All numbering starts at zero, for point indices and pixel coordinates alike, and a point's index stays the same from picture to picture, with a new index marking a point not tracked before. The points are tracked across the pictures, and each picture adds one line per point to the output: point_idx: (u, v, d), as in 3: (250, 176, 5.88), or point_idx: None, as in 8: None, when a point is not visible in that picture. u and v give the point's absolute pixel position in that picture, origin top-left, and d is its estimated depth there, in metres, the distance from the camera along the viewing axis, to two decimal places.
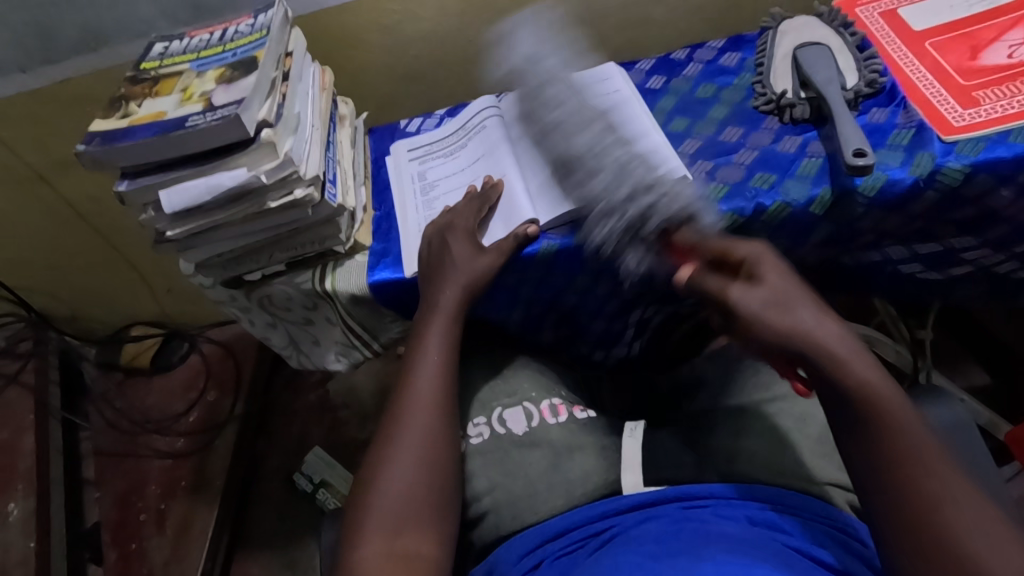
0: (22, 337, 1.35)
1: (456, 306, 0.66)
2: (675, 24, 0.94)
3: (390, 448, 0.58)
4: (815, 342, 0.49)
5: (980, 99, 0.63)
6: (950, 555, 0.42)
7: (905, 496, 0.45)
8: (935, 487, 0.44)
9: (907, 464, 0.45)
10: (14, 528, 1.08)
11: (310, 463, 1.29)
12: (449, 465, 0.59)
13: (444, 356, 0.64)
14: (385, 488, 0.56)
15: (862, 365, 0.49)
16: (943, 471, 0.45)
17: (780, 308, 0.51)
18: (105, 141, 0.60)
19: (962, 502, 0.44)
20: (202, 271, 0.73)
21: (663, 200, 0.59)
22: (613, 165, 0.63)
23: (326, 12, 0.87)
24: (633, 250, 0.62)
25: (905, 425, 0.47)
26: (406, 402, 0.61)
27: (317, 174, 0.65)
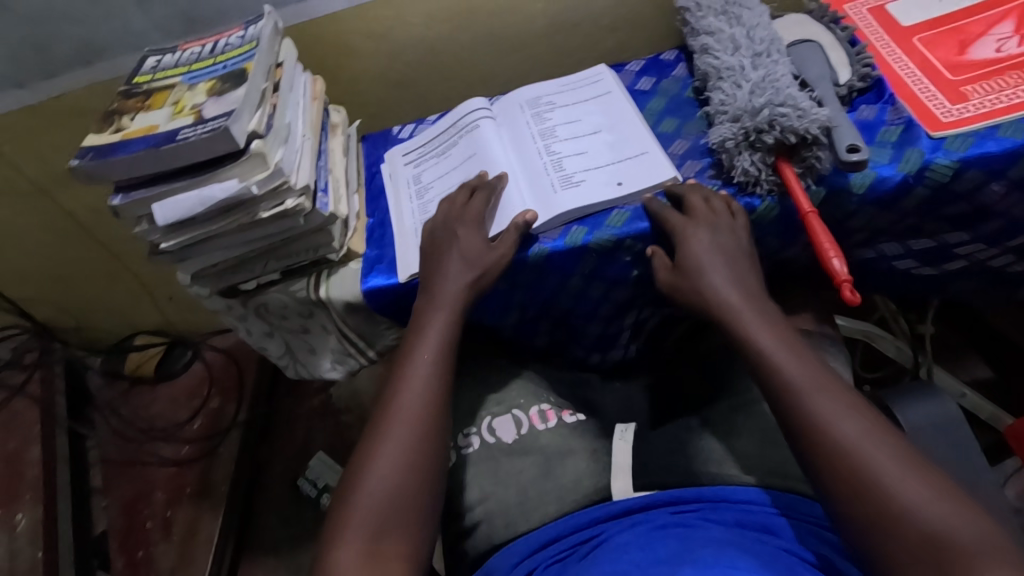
0: (28, 348, 1.37)
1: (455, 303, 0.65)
2: (666, 24, 0.94)
3: (377, 446, 0.57)
4: (723, 305, 0.57)
5: (969, 94, 0.63)
6: (870, 490, 0.44)
7: (817, 438, 0.47)
8: (833, 431, 0.47)
9: (801, 405, 0.49)
10: (22, 538, 1.09)
11: (313, 468, 1.31)
12: (439, 470, 0.57)
13: (439, 356, 0.63)
14: (370, 486, 0.54)
15: (769, 333, 0.54)
16: (845, 407, 0.48)
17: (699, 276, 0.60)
18: (97, 156, 0.61)
19: (871, 443, 0.46)
20: (197, 282, 0.73)
21: (780, 113, 0.62)
22: (761, 89, 0.66)
23: (317, 21, 0.87)
24: (745, 155, 0.64)
25: (806, 378, 0.50)
26: (393, 400, 0.60)
27: (308, 184, 0.66)
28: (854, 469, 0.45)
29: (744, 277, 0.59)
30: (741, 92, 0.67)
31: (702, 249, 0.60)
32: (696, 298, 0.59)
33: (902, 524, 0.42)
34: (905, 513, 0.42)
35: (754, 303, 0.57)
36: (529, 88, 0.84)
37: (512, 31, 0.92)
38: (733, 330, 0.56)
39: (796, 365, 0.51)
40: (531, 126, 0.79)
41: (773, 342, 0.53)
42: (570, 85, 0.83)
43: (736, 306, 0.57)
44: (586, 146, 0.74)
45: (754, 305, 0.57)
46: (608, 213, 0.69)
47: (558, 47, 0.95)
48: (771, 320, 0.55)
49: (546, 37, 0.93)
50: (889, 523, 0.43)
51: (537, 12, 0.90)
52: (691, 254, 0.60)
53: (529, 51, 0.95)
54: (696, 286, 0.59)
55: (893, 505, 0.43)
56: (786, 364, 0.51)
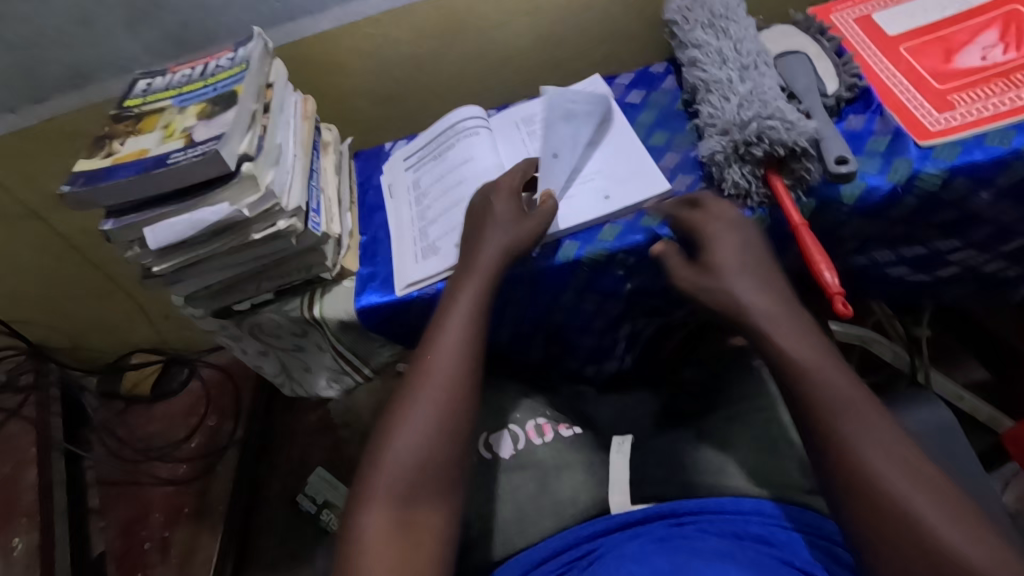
0: (23, 370, 1.35)
1: (494, 263, 0.64)
2: (655, 34, 0.95)
3: (409, 407, 0.56)
4: (749, 313, 0.56)
5: (955, 102, 0.63)
6: (893, 515, 0.45)
7: (843, 464, 0.48)
8: (864, 456, 0.47)
9: (828, 432, 0.49)
10: (19, 563, 1.08)
11: (312, 484, 1.30)
12: (469, 433, 0.56)
13: (474, 315, 0.61)
14: (398, 449, 0.54)
15: (792, 341, 0.54)
16: (879, 433, 0.48)
17: (725, 279, 0.58)
18: (88, 181, 0.61)
19: (897, 473, 0.46)
20: (191, 303, 0.73)
21: (767, 125, 0.62)
22: (749, 102, 0.66)
23: (306, 41, 0.87)
24: (734, 167, 0.64)
25: (841, 400, 0.50)
26: (427, 361, 0.59)
27: (300, 205, 0.66)
28: (879, 498, 0.46)
29: (773, 283, 0.58)
30: (729, 105, 0.67)
31: (727, 252, 0.59)
32: (722, 301, 0.58)
33: (921, 552, 0.44)
34: (931, 542, 0.43)
35: (783, 308, 0.56)
36: (523, 105, 0.85)
37: (501, 45, 0.92)
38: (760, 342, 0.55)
39: (834, 379, 0.51)
40: (526, 144, 0.80)
41: (809, 356, 0.53)
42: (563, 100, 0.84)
43: (762, 313, 0.56)
44: (579, 161, 0.75)
45: (786, 316, 0.56)
46: (600, 227, 0.69)
47: (547, 61, 0.95)
48: (800, 329, 0.55)
49: (535, 49, 0.94)
50: (908, 552, 0.44)
51: (526, 27, 0.91)
52: (717, 259, 0.59)
53: (519, 64, 0.95)
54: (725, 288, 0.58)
55: (916, 534, 0.44)
56: (823, 380, 0.51)
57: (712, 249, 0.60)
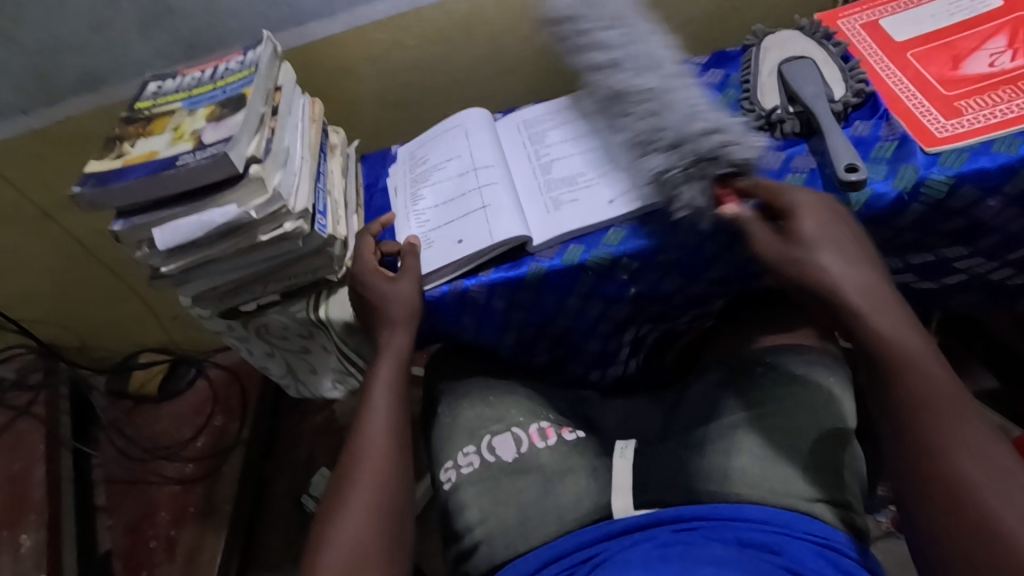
0: (34, 368, 1.36)
1: (399, 349, 0.68)
2: (661, 40, 0.95)
3: (351, 488, 0.60)
4: (843, 286, 0.55)
5: (963, 109, 0.63)
6: (959, 499, 0.45)
7: (915, 448, 0.49)
8: (944, 435, 0.48)
9: (932, 409, 0.49)
10: (26, 560, 1.09)
11: (316, 485, 1.31)
12: (397, 510, 0.60)
13: (392, 400, 0.67)
14: (339, 537, 0.56)
15: (884, 317, 0.53)
16: (957, 420, 0.48)
17: (816, 248, 0.56)
18: (99, 183, 0.62)
19: (965, 458, 0.46)
20: (198, 304, 0.74)
21: (723, 146, 0.64)
22: (674, 122, 0.66)
23: (315, 45, 0.88)
24: (693, 185, 0.63)
25: (925, 387, 0.50)
26: (362, 442, 0.63)
27: (306, 207, 0.66)
28: (956, 475, 0.46)
29: (866, 263, 0.56)
30: (677, 118, 0.67)
31: (814, 230, 0.57)
32: (811, 271, 0.56)
33: (982, 535, 0.44)
34: (996, 524, 0.43)
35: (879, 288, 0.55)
36: (526, 109, 0.86)
37: (508, 50, 0.93)
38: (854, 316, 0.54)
39: (916, 357, 0.51)
40: (528, 148, 0.81)
41: (897, 339, 0.52)
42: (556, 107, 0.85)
43: (857, 289, 0.54)
44: (581, 166, 0.76)
45: (877, 295, 0.54)
46: (605, 231, 0.69)
47: (554, 66, 0.96)
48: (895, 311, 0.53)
49: (542, 55, 0.94)
50: (970, 535, 0.44)
51: (533, 33, 0.91)
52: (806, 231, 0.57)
53: (527, 69, 0.96)
54: (812, 261, 0.56)
55: (982, 517, 0.44)
56: (911, 366, 0.51)
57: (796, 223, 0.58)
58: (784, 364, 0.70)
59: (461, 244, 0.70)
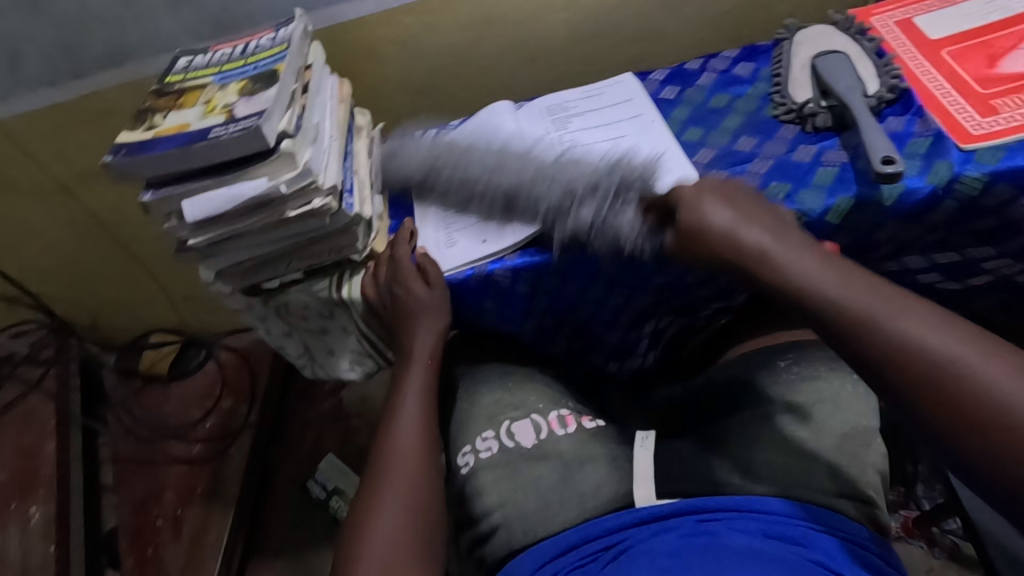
0: (45, 344, 1.37)
1: (429, 356, 0.71)
2: (688, 34, 0.95)
3: (384, 484, 0.61)
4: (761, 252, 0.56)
5: (999, 108, 0.62)
6: (955, 384, 0.44)
7: (874, 344, 0.48)
8: (912, 339, 0.47)
9: (868, 319, 0.49)
10: (35, 533, 1.09)
11: (323, 471, 1.30)
12: (430, 502, 0.61)
13: (422, 402, 0.69)
14: (377, 530, 0.57)
15: (801, 265, 0.54)
16: (902, 305, 0.49)
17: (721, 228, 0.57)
18: (131, 153, 0.62)
19: (927, 332, 0.46)
20: (221, 279, 0.74)
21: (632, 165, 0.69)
22: (575, 163, 0.70)
23: (344, 27, 0.88)
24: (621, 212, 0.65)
25: (862, 306, 0.49)
26: (391, 441, 0.65)
27: (335, 185, 0.66)
28: (953, 381, 0.44)
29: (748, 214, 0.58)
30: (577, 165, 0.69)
31: (717, 209, 0.58)
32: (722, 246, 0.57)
33: (996, 414, 0.42)
34: (1004, 404, 0.42)
35: (779, 241, 0.56)
36: (551, 96, 0.85)
37: (536, 39, 0.93)
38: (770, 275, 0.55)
39: (845, 291, 0.51)
40: (551, 132, 0.80)
41: (810, 275, 0.53)
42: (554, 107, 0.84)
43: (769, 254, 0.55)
44: (606, 154, 0.75)
45: (783, 242, 0.56)
46: None
47: (581, 56, 0.96)
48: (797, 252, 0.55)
49: (569, 45, 0.94)
50: (979, 412, 0.42)
51: (561, 22, 0.91)
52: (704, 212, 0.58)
53: (554, 59, 0.96)
54: (709, 237, 0.57)
55: (983, 392, 0.43)
56: (834, 287, 0.51)
57: (687, 210, 0.59)
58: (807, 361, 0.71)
59: (485, 244, 0.71)
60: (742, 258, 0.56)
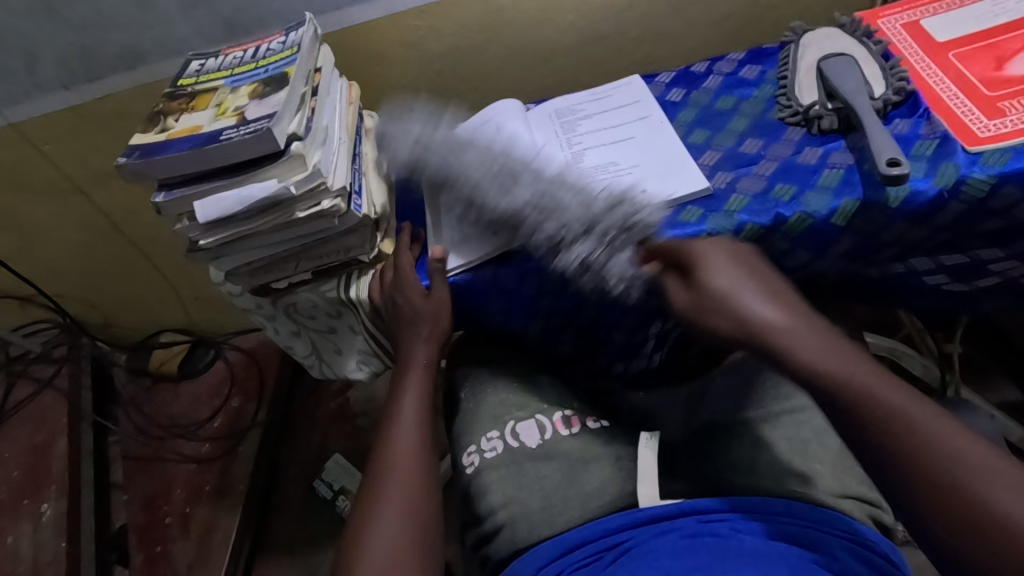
0: (57, 343, 1.39)
1: (426, 363, 0.72)
2: (695, 37, 0.96)
3: (383, 489, 0.61)
4: (766, 326, 0.52)
5: (1006, 110, 0.62)
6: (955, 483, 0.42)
7: (892, 431, 0.45)
8: (935, 460, 0.43)
9: (890, 415, 0.46)
10: (47, 529, 1.11)
11: (330, 470, 1.32)
12: (429, 507, 0.61)
13: (421, 410, 0.69)
14: (377, 535, 0.57)
15: (819, 344, 0.51)
16: (915, 401, 0.47)
17: (730, 305, 0.54)
18: (144, 154, 0.63)
19: (927, 415, 0.45)
20: (231, 279, 0.75)
21: (634, 211, 0.65)
22: (570, 199, 0.67)
23: (353, 30, 0.89)
24: (617, 257, 0.64)
25: (881, 396, 0.47)
26: (389, 448, 0.65)
27: (344, 186, 0.67)
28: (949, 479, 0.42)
29: (768, 285, 0.56)
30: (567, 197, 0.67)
31: (726, 282, 0.55)
32: (731, 325, 0.53)
33: (990, 521, 0.40)
34: (997, 510, 0.40)
35: (796, 315, 0.53)
36: (560, 99, 0.86)
37: (544, 42, 0.93)
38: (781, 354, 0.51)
39: (867, 378, 0.48)
40: (560, 135, 0.80)
41: (822, 355, 0.50)
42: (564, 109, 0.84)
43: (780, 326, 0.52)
44: (615, 155, 0.75)
45: (796, 315, 0.53)
46: None
47: (588, 58, 0.96)
48: (803, 329, 0.52)
49: (576, 48, 0.95)
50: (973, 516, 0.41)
51: (568, 25, 0.92)
52: (716, 289, 0.54)
53: (561, 61, 0.96)
54: (717, 301, 0.54)
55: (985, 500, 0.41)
56: (849, 371, 0.49)
57: (692, 266, 0.57)
58: None
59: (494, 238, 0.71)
60: (750, 329, 0.53)
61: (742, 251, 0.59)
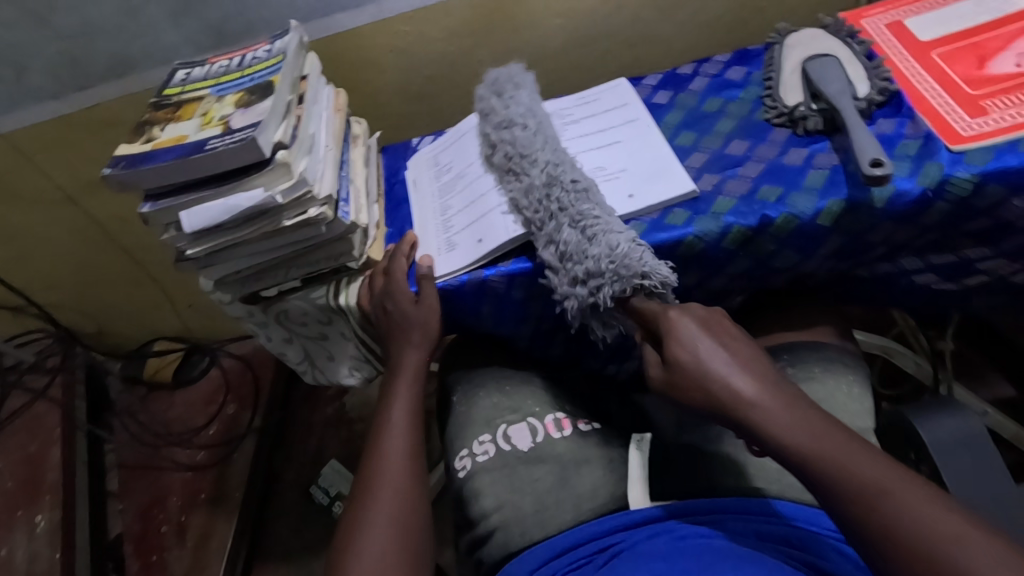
0: (51, 353, 1.38)
1: (417, 369, 0.72)
2: (683, 38, 0.96)
3: (373, 497, 0.61)
4: (745, 402, 0.49)
5: (989, 108, 0.63)
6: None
7: (888, 526, 0.43)
8: (949, 549, 0.40)
9: (879, 503, 0.43)
10: (42, 539, 1.11)
11: (326, 476, 1.32)
12: (420, 515, 0.61)
13: (412, 417, 0.69)
14: (367, 544, 0.57)
15: (796, 427, 0.48)
16: (897, 484, 0.44)
17: (715, 376, 0.50)
18: (130, 165, 0.63)
19: (912, 506, 0.43)
20: (220, 288, 0.75)
21: (632, 261, 0.60)
22: (569, 229, 0.64)
23: (341, 37, 0.90)
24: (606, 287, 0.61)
25: (870, 483, 0.44)
26: (380, 456, 0.65)
27: (331, 194, 0.67)
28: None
29: (742, 358, 0.52)
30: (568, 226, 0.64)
31: (714, 346, 0.52)
32: (715, 398, 0.50)
33: None
34: None
35: (771, 391, 0.50)
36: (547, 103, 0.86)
37: (532, 46, 0.94)
38: (765, 432, 0.48)
39: (850, 461, 0.46)
40: None
41: (804, 440, 0.47)
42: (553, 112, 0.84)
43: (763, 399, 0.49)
44: (603, 158, 0.75)
45: (774, 393, 0.50)
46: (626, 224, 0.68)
47: (576, 62, 0.96)
48: (786, 401, 0.49)
49: (564, 51, 0.95)
50: None
51: (556, 28, 0.92)
52: (702, 358, 0.51)
53: (549, 64, 0.96)
54: (696, 384, 0.51)
55: None
56: (825, 452, 0.46)
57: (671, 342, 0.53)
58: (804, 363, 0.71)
59: (480, 243, 0.71)
60: (734, 408, 0.50)
61: (718, 316, 0.55)
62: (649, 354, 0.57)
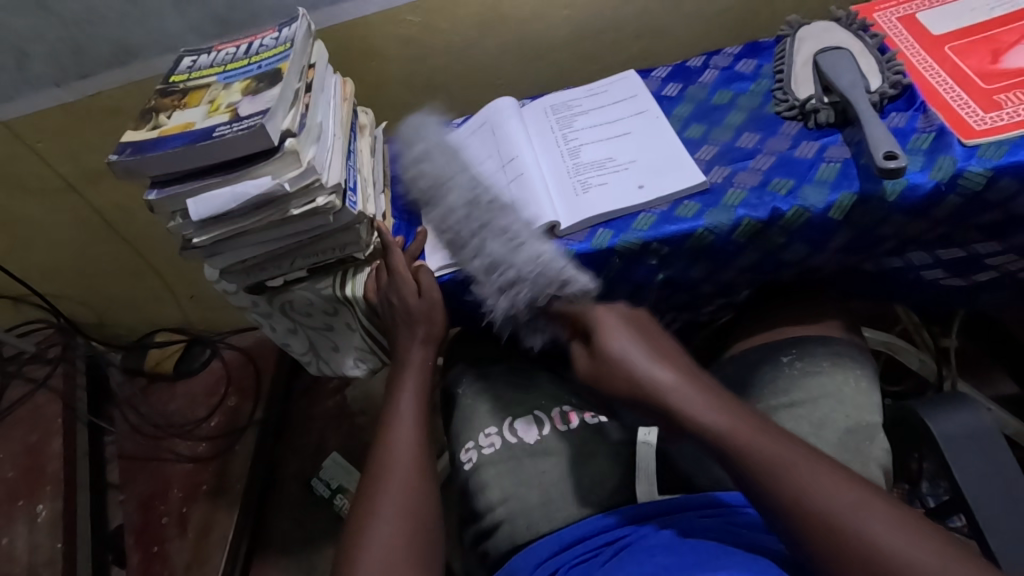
0: (52, 343, 1.37)
1: (422, 363, 0.71)
2: (692, 30, 0.95)
3: (379, 492, 0.60)
4: (659, 389, 0.56)
5: (1002, 103, 0.62)
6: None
7: (844, 540, 0.43)
8: (865, 527, 0.43)
9: (829, 512, 0.44)
10: (43, 530, 1.10)
11: (328, 469, 1.31)
12: (425, 510, 0.60)
13: (418, 411, 0.68)
14: (374, 540, 0.56)
15: (710, 409, 0.53)
16: (840, 490, 0.45)
17: (630, 364, 0.58)
18: (135, 152, 0.62)
19: (860, 513, 0.44)
20: (226, 277, 0.74)
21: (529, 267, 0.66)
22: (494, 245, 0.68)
23: (348, 25, 0.89)
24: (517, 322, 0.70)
25: (796, 475, 0.47)
26: (384, 451, 0.64)
27: (339, 182, 0.66)
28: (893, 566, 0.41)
29: (672, 360, 0.59)
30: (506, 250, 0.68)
31: (625, 340, 0.60)
32: (631, 383, 0.58)
33: None
34: None
35: (671, 376, 0.56)
36: (555, 95, 0.86)
37: (541, 36, 0.93)
38: (679, 418, 0.54)
39: (795, 470, 0.47)
40: (557, 131, 0.80)
41: (717, 420, 0.52)
42: (559, 107, 0.84)
43: (673, 388, 0.55)
44: (612, 151, 0.75)
45: (688, 384, 0.56)
46: (634, 216, 0.68)
47: (583, 54, 0.96)
48: (696, 387, 0.55)
49: (572, 43, 0.94)
50: None
51: (563, 20, 0.92)
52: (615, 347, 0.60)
53: (556, 56, 0.96)
54: (617, 371, 0.58)
55: None
56: (757, 444, 0.49)
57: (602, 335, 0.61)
58: (811, 356, 0.71)
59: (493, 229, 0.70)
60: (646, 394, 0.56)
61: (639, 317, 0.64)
62: (576, 347, 0.65)
